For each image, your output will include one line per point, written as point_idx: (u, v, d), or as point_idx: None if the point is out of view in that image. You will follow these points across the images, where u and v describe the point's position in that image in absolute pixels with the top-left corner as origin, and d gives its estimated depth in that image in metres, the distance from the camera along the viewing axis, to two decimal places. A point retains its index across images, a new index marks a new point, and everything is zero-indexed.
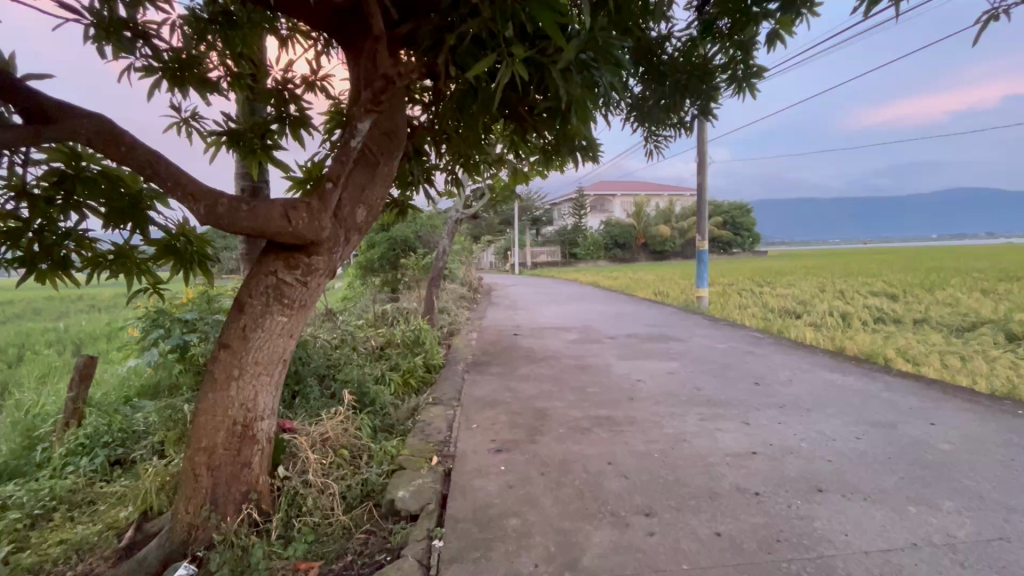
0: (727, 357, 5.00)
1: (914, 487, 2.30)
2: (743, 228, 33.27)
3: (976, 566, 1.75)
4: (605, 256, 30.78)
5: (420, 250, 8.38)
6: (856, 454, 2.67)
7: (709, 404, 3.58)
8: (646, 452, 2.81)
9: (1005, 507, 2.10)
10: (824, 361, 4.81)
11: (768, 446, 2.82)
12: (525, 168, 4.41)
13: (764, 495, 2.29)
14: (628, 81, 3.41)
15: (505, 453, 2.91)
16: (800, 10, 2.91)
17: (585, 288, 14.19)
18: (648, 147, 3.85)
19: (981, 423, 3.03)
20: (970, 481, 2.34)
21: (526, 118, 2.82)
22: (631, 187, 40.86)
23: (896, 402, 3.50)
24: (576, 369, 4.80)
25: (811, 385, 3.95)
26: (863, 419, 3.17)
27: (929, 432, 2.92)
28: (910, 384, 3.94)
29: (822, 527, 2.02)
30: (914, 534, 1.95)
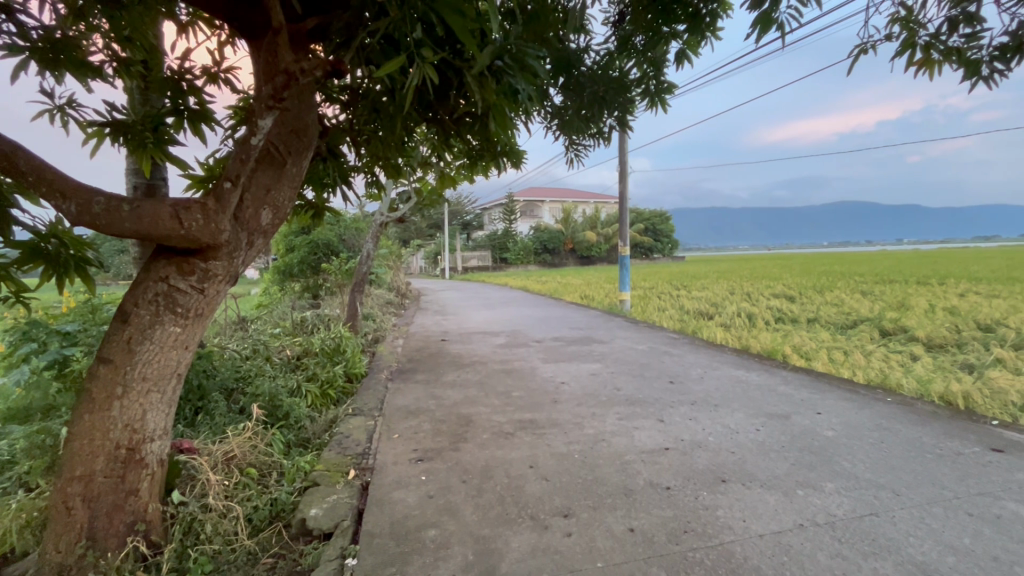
0: (645, 358, 5.24)
1: (803, 472, 2.53)
2: (663, 236, 35.28)
3: (852, 541, 1.94)
4: (534, 260, 31.38)
5: (343, 255, 8.07)
6: (755, 445, 2.89)
7: (627, 404, 3.73)
8: (566, 453, 2.87)
9: (875, 486, 2.36)
10: (730, 358, 5.20)
11: (679, 441, 2.98)
12: (452, 172, 4.36)
13: (674, 489, 2.41)
14: (549, 89, 3.49)
15: (426, 462, 2.85)
16: (706, 33, 3.14)
17: (513, 292, 14.39)
18: (569, 155, 3.97)
19: (858, 411, 3.41)
20: (847, 463, 2.61)
21: (446, 122, 2.79)
22: (559, 195, 42.03)
23: (790, 394, 3.84)
24: (502, 373, 4.83)
25: (719, 382, 4.24)
26: (761, 411, 3.44)
27: (816, 420, 3.24)
28: (802, 378, 4.35)
29: (724, 515, 2.16)
30: (802, 515, 2.13)
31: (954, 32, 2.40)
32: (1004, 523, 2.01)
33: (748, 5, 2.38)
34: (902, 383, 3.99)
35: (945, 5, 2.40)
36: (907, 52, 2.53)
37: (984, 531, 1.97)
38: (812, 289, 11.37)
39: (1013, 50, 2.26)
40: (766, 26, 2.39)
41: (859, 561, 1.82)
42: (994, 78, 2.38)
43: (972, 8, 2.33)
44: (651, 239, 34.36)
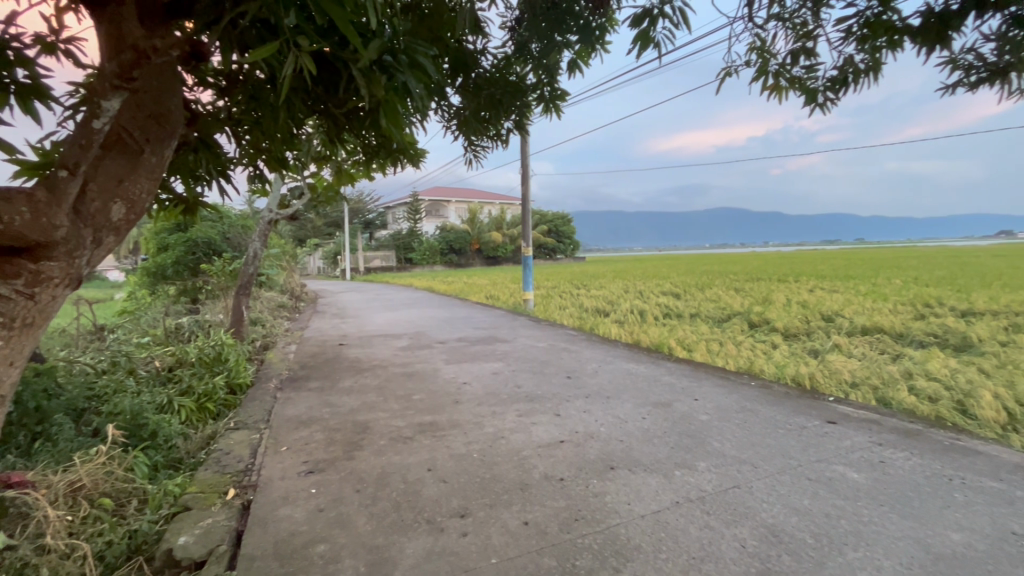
0: (545, 355, 5.43)
1: (680, 454, 2.77)
2: (566, 237, 36.77)
3: (718, 513, 2.16)
4: (440, 261, 31.09)
5: (227, 254, 7.37)
6: (641, 432, 3.10)
7: (527, 400, 3.82)
8: (465, 454, 2.88)
9: (738, 461, 2.66)
10: (622, 352, 5.56)
11: (573, 433, 3.12)
12: (348, 167, 4.17)
13: (567, 479, 2.52)
14: (447, 88, 3.47)
15: (317, 474, 2.70)
16: (595, 46, 3.32)
17: (420, 292, 14.13)
18: (467, 155, 3.99)
19: (727, 395, 3.82)
20: (717, 443, 2.91)
21: (336, 116, 2.66)
22: (466, 195, 42.07)
23: (673, 384, 4.19)
24: (403, 376, 4.72)
25: (612, 375, 4.50)
26: (647, 401, 3.72)
27: (693, 406, 3.57)
28: (683, 368, 4.78)
29: (611, 500, 2.30)
30: (678, 494, 2.33)
31: (797, 63, 2.77)
32: (835, 484, 2.37)
33: (628, 23, 2.54)
34: (764, 369, 4.54)
35: (789, 39, 2.76)
36: (761, 78, 2.88)
37: (820, 492, 2.30)
38: (694, 286, 12.48)
39: (840, 82, 2.67)
40: (646, 42, 2.58)
41: (724, 530, 2.03)
42: (827, 105, 2.80)
43: (809, 44, 2.72)
44: (554, 241, 35.65)
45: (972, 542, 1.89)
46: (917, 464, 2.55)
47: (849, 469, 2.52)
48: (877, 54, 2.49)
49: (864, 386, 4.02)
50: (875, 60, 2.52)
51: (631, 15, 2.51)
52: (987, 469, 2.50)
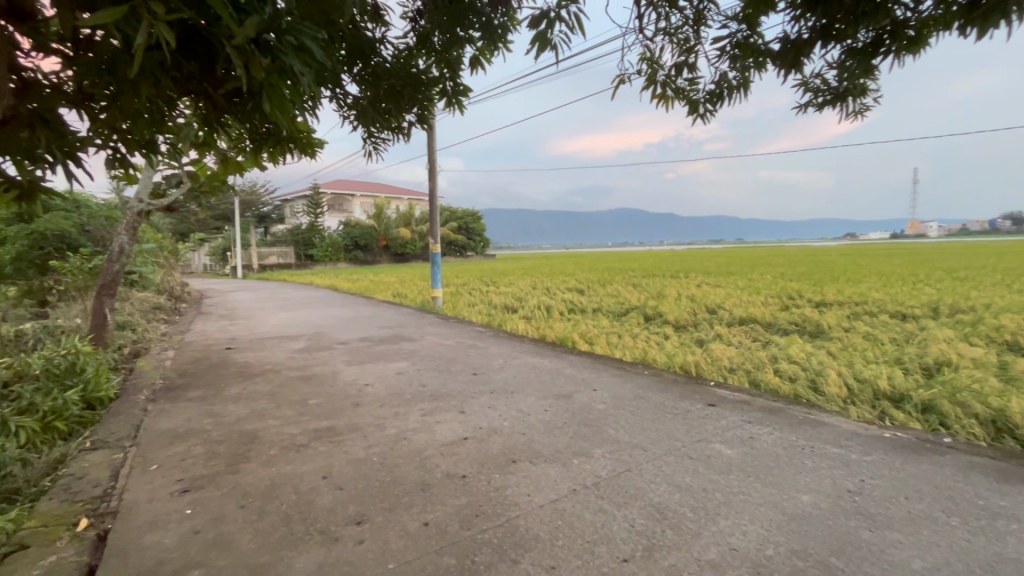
0: (452, 352, 5.39)
1: (578, 443, 2.89)
2: (476, 234, 36.83)
3: (610, 496, 2.28)
4: (344, 257, 29.67)
5: (85, 249, 6.41)
6: (543, 424, 3.20)
7: (431, 399, 3.76)
8: (364, 458, 2.76)
9: (630, 446, 2.83)
10: (528, 347, 5.69)
11: (477, 430, 3.13)
12: (236, 156, 3.81)
13: (469, 476, 2.51)
14: (343, 75, 3.29)
15: (194, 492, 2.43)
16: (497, 44, 3.33)
17: (321, 291, 13.37)
18: (366, 147, 3.83)
19: (623, 385, 4.06)
20: (612, 430, 3.07)
21: (214, 98, 2.42)
22: (372, 190, 40.51)
23: (574, 376, 4.36)
24: (299, 380, 4.43)
25: (517, 370, 4.59)
26: (550, 393, 3.84)
27: (592, 396, 3.75)
28: (584, 360, 5.00)
29: (512, 493, 2.33)
30: (575, 481, 2.43)
31: (680, 75, 3.00)
32: (712, 461, 2.61)
33: (527, 22, 2.59)
34: (656, 358, 4.89)
35: (674, 52, 2.98)
36: (650, 87, 3.08)
37: (700, 469, 2.52)
38: (596, 283, 13.11)
39: (717, 96, 2.93)
40: (546, 44, 2.65)
41: (616, 513, 2.15)
42: (707, 116, 3.06)
43: (691, 59, 2.95)
44: (464, 238, 35.59)
45: (818, 502, 2.18)
46: (778, 437, 2.90)
47: (724, 446, 2.79)
48: (746, 73, 2.77)
49: (739, 370, 4.49)
50: (744, 78, 2.79)
51: (529, 15, 2.56)
52: (831, 437, 2.90)
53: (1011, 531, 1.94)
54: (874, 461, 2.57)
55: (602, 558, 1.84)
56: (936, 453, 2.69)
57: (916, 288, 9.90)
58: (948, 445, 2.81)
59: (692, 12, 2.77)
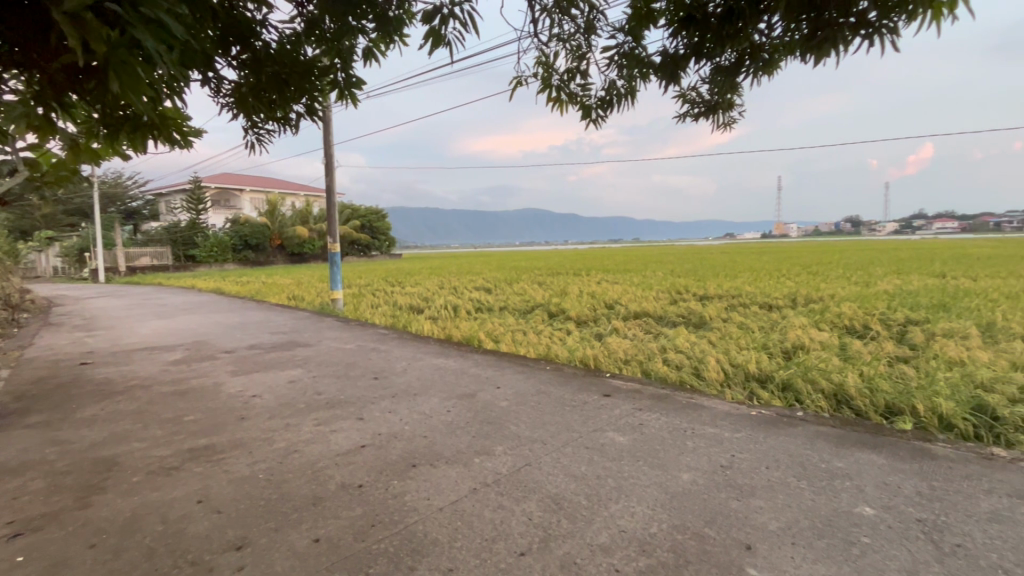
0: (352, 357, 5.14)
1: (480, 442, 2.90)
2: (380, 233, 35.61)
3: (510, 492, 2.31)
4: (232, 258, 27.16)
5: None
6: (444, 425, 3.16)
7: (327, 408, 3.56)
8: (248, 476, 2.54)
9: (531, 440, 2.89)
10: (433, 348, 5.60)
11: (376, 436, 3.01)
12: (88, 141, 3.30)
13: (365, 485, 2.41)
14: (218, 58, 2.99)
15: (30, 535, 2.07)
16: (392, 37, 3.20)
17: (204, 295, 12.11)
18: (247, 137, 3.51)
19: (525, 381, 4.14)
20: (513, 426, 3.12)
21: (50, 73, 2.07)
22: (264, 185, 37.52)
23: (478, 375, 4.38)
24: (172, 395, 3.95)
25: (421, 372, 4.50)
26: (453, 394, 3.81)
27: (495, 394, 3.78)
28: (489, 359, 5.04)
29: (411, 499, 2.27)
30: (476, 480, 2.43)
31: (573, 81, 3.12)
32: (606, 448, 2.75)
33: (420, 16, 2.54)
34: (558, 354, 5.06)
35: (567, 58, 3.09)
36: (546, 90, 3.17)
37: (594, 457, 2.65)
38: (503, 281, 13.31)
39: (608, 102, 3.09)
40: (440, 39, 2.60)
41: (514, 508, 2.18)
42: (599, 121, 3.22)
43: (583, 66, 3.08)
44: (368, 237, 34.28)
45: (696, 478, 2.38)
46: (664, 422, 3.13)
47: (616, 434, 2.96)
48: (633, 82, 2.94)
49: (633, 361, 4.80)
50: (630, 87, 2.97)
51: (423, 10, 2.51)
52: (708, 418, 3.20)
53: (845, 488, 2.26)
54: (743, 438, 2.87)
55: (499, 555, 1.86)
56: (791, 425, 3.07)
57: (779, 281, 11.30)
58: (801, 418, 3.23)
59: (583, 21, 2.89)
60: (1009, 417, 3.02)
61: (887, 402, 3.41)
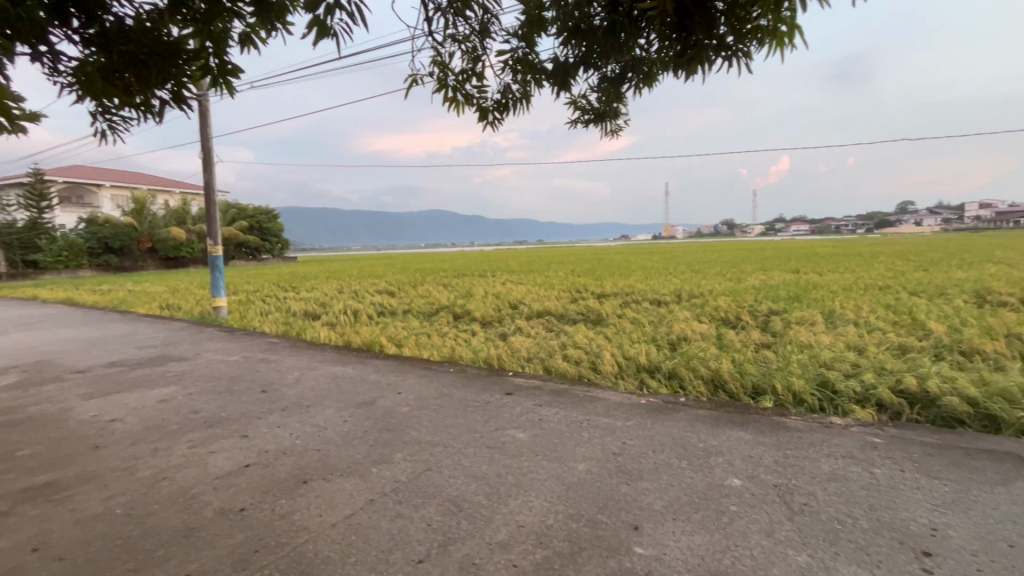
0: (236, 370, 4.70)
1: (378, 450, 2.79)
2: (272, 235, 33.07)
3: (408, 499, 2.25)
4: (89, 263, 23.61)
5: None
6: (340, 436, 3.00)
7: (205, 427, 3.21)
8: (103, 512, 2.21)
9: (431, 444, 2.84)
10: (330, 356, 5.31)
11: (262, 454, 2.78)
12: None
13: (248, 509, 2.21)
14: (52, 29, 2.54)
15: None
16: (274, 24, 2.95)
17: (48, 308, 10.36)
18: (96, 124, 3.03)
19: (428, 384, 4.08)
20: (414, 432, 3.05)
21: None
22: (128, 181, 33.10)
23: (379, 381, 4.22)
24: (3, 427, 3.33)
25: (316, 381, 4.23)
26: (350, 403, 3.63)
27: (396, 400, 3.67)
28: (391, 364, 4.88)
29: (300, 518, 2.12)
30: (373, 491, 2.34)
31: (469, 83, 3.12)
32: (506, 446, 2.78)
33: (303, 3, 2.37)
34: (462, 355, 5.04)
35: (462, 59, 3.08)
36: (442, 90, 3.13)
37: (495, 456, 2.67)
38: (407, 284, 13.03)
39: (504, 105, 3.14)
40: (326, 30, 2.45)
41: (413, 515, 2.12)
42: (496, 123, 3.25)
43: (478, 68, 3.10)
44: (258, 240, 31.70)
45: (590, 468, 2.50)
46: (562, 416, 3.25)
47: (517, 431, 3.01)
48: (527, 87, 3.01)
49: (535, 359, 4.93)
50: (525, 91, 3.04)
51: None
52: (603, 409, 3.38)
53: (718, 463, 2.51)
54: (633, 425, 3.07)
55: (396, 565, 1.80)
56: (675, 411, 3.34)
57: (666, 279, 12.30)
58: (683, 403, 3.54)
59: (478, 24, 2.90)
60: (845, 389, 3.56)
61: (753, 383, 3.85)
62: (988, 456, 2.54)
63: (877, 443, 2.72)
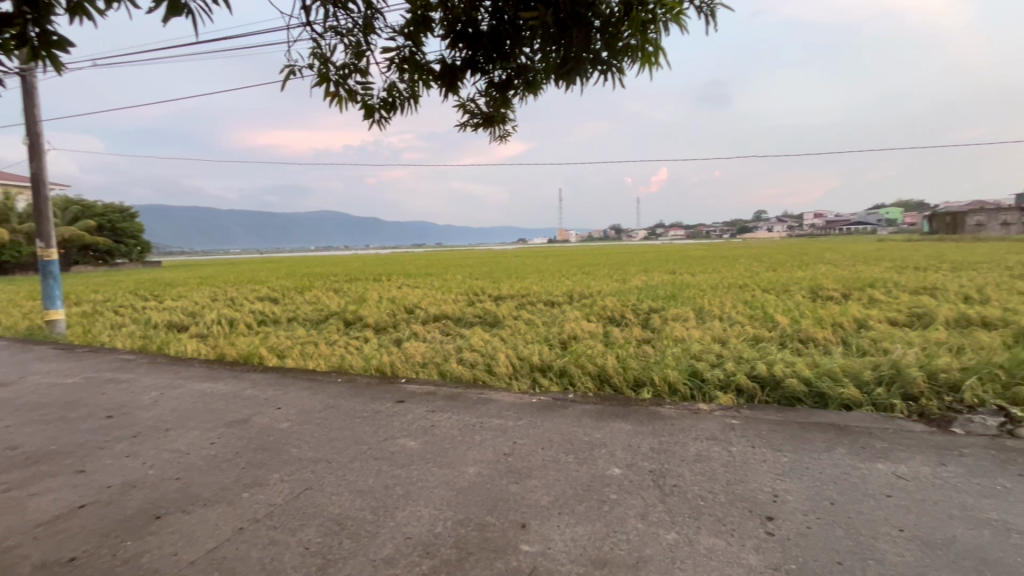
0: (74, 394, 4.01)
1: (251, 473, 2.54)
2: (129, 236, 28.94)
3: (284, 523, 2.07)
4: None
5: None
6: (205, 461, 2.69)
7: (26, 465, 2.68)
8: None
9: (313, 461, 2.65)
10: (198, 371, 4.75)
11: (103, 490, 2.38)
12: None
13: (80, 557, 1.88)
14: None
15: None
16: None
17: None
18: None
19: (312, 397, 3.81)
20: (294, 449, 2.83)
21: None
22: None
23: (255, 397, 3.85)
24: None
25: (178, 401, 3.75)
26: (220, 422, 3.27)
27: (274, 416, 3.37)
28: (271, 377, 4.49)
29: (150, 560, 1.85)
30: (242, 518, 2.12)
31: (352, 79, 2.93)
32: (395, 456, 2.69)
33: None
34: (353, 364, 4.80)
35: (345, 53, 2.89)
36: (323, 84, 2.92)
37: (383, 468, 2.56)
38: (293, 290, 12.14)
39: (391, 105, 2.99)
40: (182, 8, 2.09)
41: (288, 540, 1.96)
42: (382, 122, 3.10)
43: (362, 64, 2.93)
44: (110, 241, 27.55)
45: (481, 470, 2.50)
46: (455, 420, 3.22)
47: (408, 439, 2.92)
48: (415, 87, 2.91)
49: (430, 363, 4.85)
50: (412, 92, 2.94)
51: None
52: (495, 410, 3.41)
53: (601, 455, 2.65)
54: (524, 424, 3.13)
55: None
56: (564, 407, 3.48)
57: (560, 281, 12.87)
58: (571, 399, 3.70)
59: (361, 18, 2.74)
60: (711, 377, 3.97)
61: (635, 376, 4.14)
62: (817, 428, 2.98)
63: (734, 424, 3.07)
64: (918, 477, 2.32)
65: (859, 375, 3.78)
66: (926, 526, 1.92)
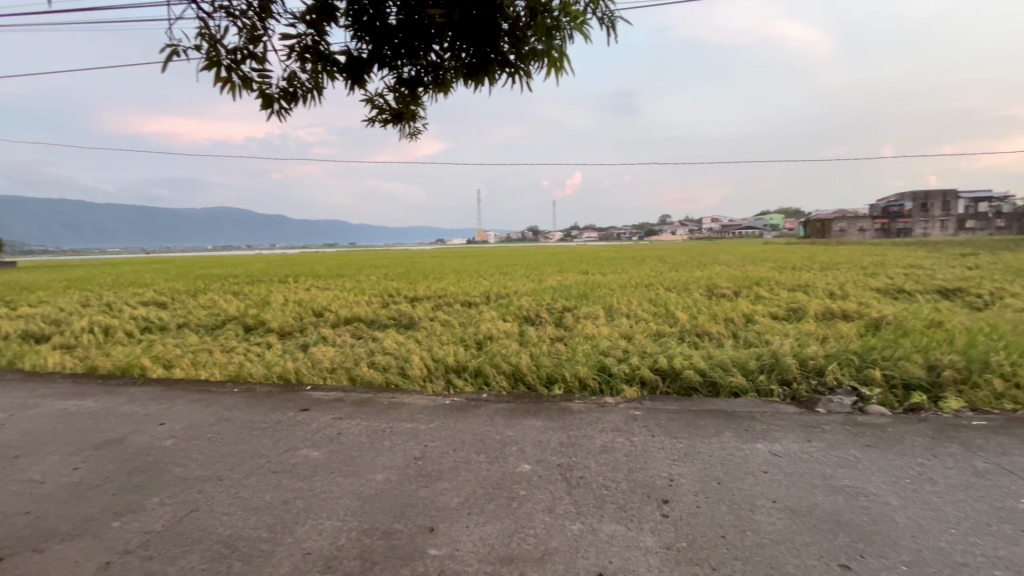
0: None
1: (123, 499, 2.25)
2: None
3: (163, 552, 1.87)
4: None
5: None
6: (66, 490, 2.34)
7: None
8: None
9: (201, 480, 2.42)
10: (62, 387, 4.15)
11: None
12: None
13: None
14: None
15: None
16: None
17: None
18: None
19: (202, 410, 3.47)
20: (178, 468, 2.56)
21: None
22: None
23: (132, 413, 3.43)
24: None
25: (32, 423, 3.24)
26: (86, 444, 2.87)
27: (155, 434, 3.03)
28: (154, 390, 4.04)
29: None
30: (111, 551, 1.88)
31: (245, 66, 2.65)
32: (296, 468, 2.53)
33: None
34: (252, 372, 4.45)
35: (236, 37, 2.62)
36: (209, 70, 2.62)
37: (281, 481, 2.40)
38: (184, 293, 11.01)
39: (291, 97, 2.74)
40: None
41: (167, 570, 1.77)
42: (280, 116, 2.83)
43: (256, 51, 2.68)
44: None
45: (390, 476, 2.42)
46: (363, 427, 3.10)
47: (311, 449, 2.76)
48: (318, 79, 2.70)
49: (339, 368, 4.62)
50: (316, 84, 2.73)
51: None
52: (407, 414, 3.33)
53: (511, 452, 2.68)
54: (436, 427, 3.09)
55: None
56: (477, 407, 3.48)
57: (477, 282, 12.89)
58: (485, 399, 3.71)
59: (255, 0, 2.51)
60: (617, 372, 4.18)
61: (547, 373, 4.24)
62: (709, 415, 3.25)
63: (636, 415, 3.25)
64: (789, 453, 2.61)
65: (744, 364, 4.17)
66: (795, 496, 2.17)
